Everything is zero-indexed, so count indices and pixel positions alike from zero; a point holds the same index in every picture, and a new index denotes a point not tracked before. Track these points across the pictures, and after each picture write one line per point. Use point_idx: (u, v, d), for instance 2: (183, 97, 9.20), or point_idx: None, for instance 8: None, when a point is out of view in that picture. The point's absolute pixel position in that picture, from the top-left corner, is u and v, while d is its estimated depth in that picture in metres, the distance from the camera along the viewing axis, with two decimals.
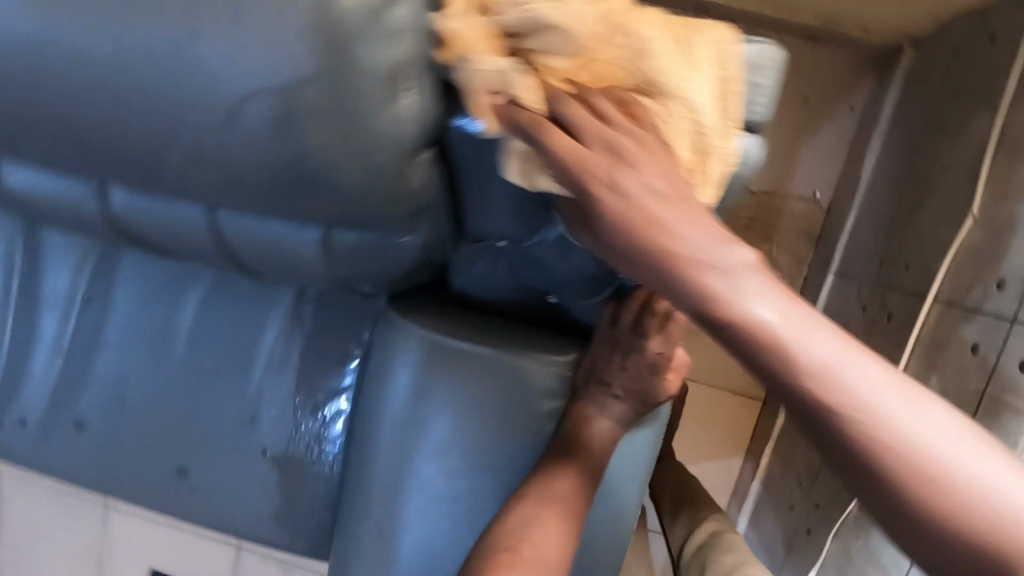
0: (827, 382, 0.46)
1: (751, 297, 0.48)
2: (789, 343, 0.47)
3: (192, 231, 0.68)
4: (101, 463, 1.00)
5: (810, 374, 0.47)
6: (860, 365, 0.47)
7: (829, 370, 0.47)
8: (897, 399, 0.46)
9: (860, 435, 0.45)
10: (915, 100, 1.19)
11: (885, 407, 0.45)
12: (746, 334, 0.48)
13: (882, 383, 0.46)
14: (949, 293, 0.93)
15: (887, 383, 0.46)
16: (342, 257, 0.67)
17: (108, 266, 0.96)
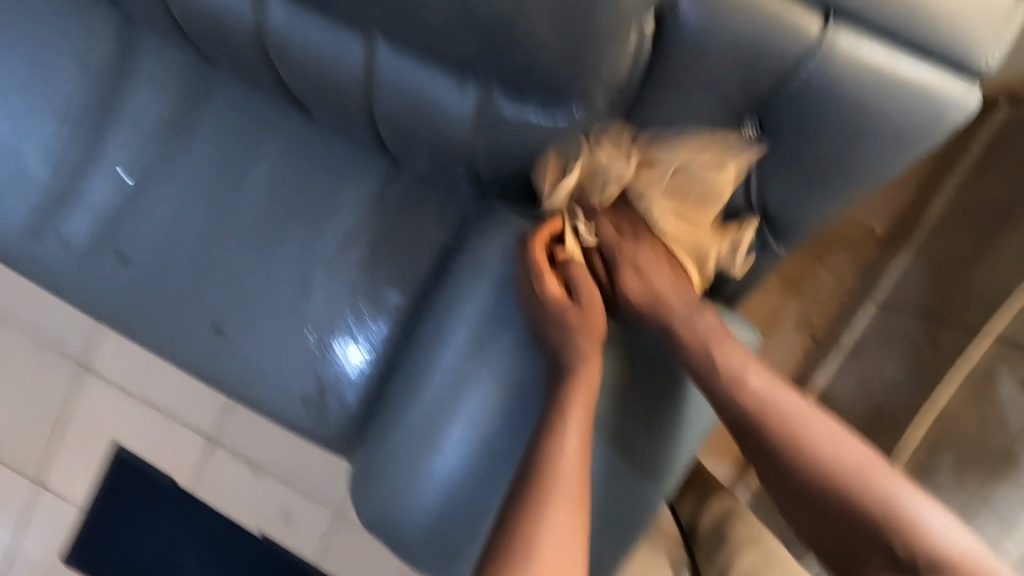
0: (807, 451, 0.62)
1: (752, 375, 0.66)
2: (780, 414, 0.64)
3: (338, 64, 0.65)
4: (136, 302, 0.95)
5: (811, 454, 0.62)
6: (851, 448, 0.62)
7: (830, 446, 0.62)
8: (923, 503, 0.59)
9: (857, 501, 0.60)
10: (1001, 150, 1.18)
11: (850, 469, 0.60)
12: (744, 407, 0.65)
13: (848, 452, 0.61)
14: (1009, 333, 0.95)
15: (852, 454, 0.61)
16: (489, 128, 0.64)
17: (202, 102, 0.94)
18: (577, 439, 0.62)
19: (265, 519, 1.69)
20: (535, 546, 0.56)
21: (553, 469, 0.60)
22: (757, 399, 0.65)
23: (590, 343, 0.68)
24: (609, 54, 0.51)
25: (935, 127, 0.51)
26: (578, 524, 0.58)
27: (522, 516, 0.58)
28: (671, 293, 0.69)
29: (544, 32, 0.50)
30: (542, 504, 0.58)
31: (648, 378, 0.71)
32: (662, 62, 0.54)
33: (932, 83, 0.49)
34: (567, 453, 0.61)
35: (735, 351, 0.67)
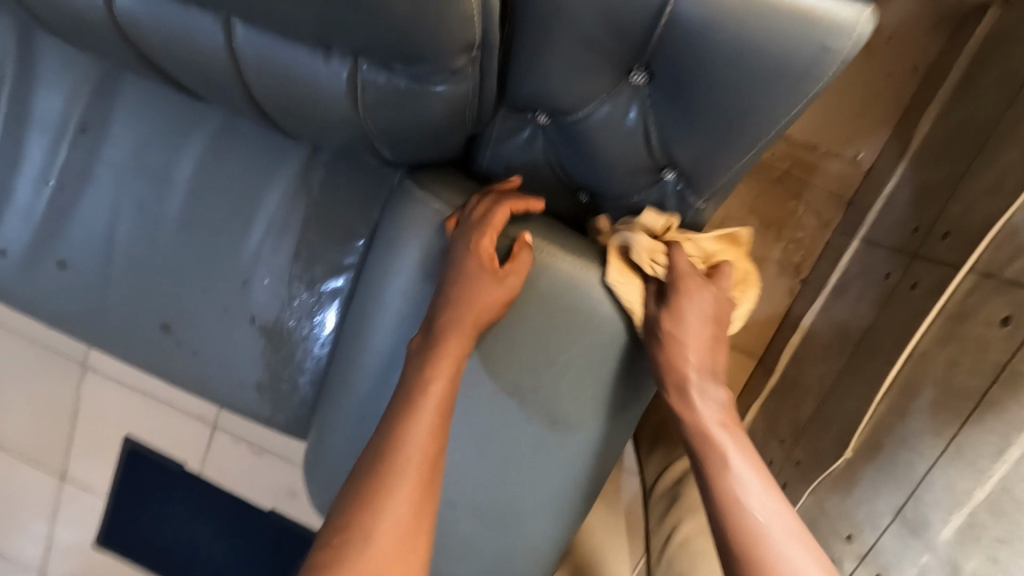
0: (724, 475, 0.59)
1: (703, 391, 0.64)
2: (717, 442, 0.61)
3: (202, 49, 0.61)
4: (80, 306, 0.95)
5: (749, 539, 0.55)
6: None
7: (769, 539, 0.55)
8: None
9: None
10: (990, 62, 1.07)
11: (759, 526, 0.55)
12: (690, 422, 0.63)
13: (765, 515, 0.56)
14: (985, 264, 0.88)
15: (768, 516, 0.56)
16: (365, 102, 0.60)
17: (111, 96, 0.90)
18: (423, 432, 0.59)
19: (271, 495, 1.75)
20: (370, 537, 0.54)
21: (398, 453, 0.58)
22: (749, 505, 0.57)
23: (464, 323, 0.65)
24: (452, 10, 0.46)
25: (820, 62, 0.45)
26: (417, 514, 0.56)
27: (362, 501, 0.56)
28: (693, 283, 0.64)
29: None
30: (382, 490, 0.56)
31: (560, 350, 0.69)
32: (527, 10, 0.49)
33: (806, 13, 0.43)
34: (416, 437, 0.59)
35: (716, 402, 0.64)
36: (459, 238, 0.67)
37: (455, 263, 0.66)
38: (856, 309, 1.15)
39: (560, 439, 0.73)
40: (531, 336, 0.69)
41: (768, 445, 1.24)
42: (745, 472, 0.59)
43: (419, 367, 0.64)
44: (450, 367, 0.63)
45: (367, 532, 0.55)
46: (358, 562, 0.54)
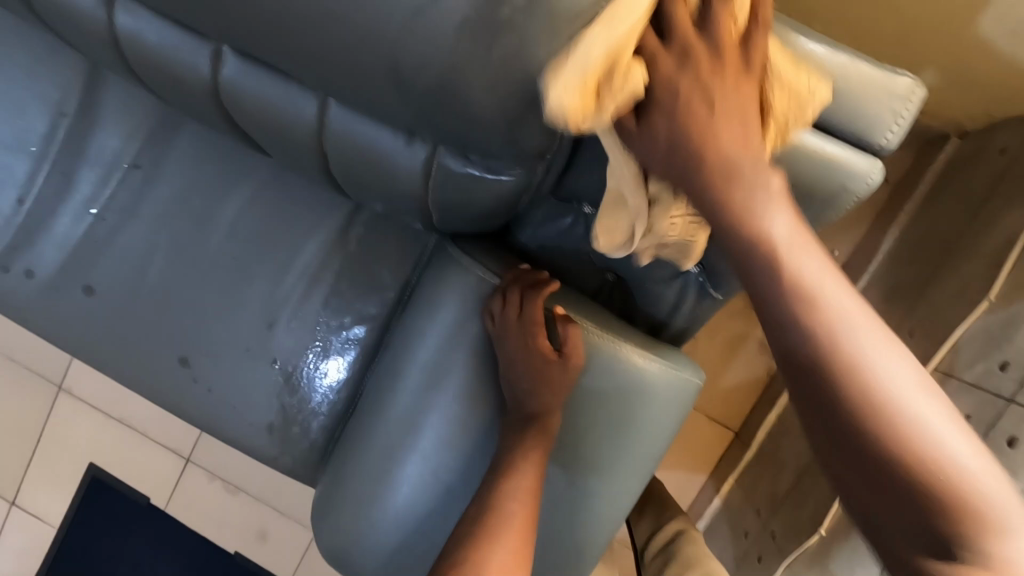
0: (832, 342, 0.38)
1: (780, 224, 0.41)
2: (822, 307, 0.39)
3: (292, 120, 0.68)
4: (101, 333, 0.96)
5: (885, 421, 0.37)
6: (923, 400, 0.38)
7: (901, 410, 0.37)
8: (987, 469, 0.37)
9: (919, 450, 0.36)
10: (952, 184, 1.22)
11: (884, 392, 0.37)
12: (782, 289, 0.40)
13: (880, 366, 0.38)
14: (948, 365, 0.99)
15: (884, 368, 0.38)
16: (436, 181, 0.67)
17: (167, 138, 0.95)
18: (522, 497, 0.67)
19: (237, 536, 1.69)
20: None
21: (499, 510, 0.65)
22: (825, 309, 0.39)
23: (551, 400, 0.72)
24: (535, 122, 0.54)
25: (840, 199, 0.54)
26: (517, 561, 0.62)
27: (471, 548, 0.62)
28: (727, 142, 0.43)
29: (472, 106, 0.53)
30: (490, 535, 0.63)
31: (591, 430, 0.75)
32: None
33: (832, 162, 0.52)
34: (515, 501, 0.66)
35: (801, 240, 0.41)
36: (508, 342, 0.73)
37: (525, 360, 0.72)
38: None
39: (577, 509, 0.76)
40: (601, 445, 0.75)
41: (746, 516, 1.31)
42: (800, 250, 0.41)
43: (508, 456, 0.70)
44: (541, 442, 0.71)
45: (480, 566, 0.60)
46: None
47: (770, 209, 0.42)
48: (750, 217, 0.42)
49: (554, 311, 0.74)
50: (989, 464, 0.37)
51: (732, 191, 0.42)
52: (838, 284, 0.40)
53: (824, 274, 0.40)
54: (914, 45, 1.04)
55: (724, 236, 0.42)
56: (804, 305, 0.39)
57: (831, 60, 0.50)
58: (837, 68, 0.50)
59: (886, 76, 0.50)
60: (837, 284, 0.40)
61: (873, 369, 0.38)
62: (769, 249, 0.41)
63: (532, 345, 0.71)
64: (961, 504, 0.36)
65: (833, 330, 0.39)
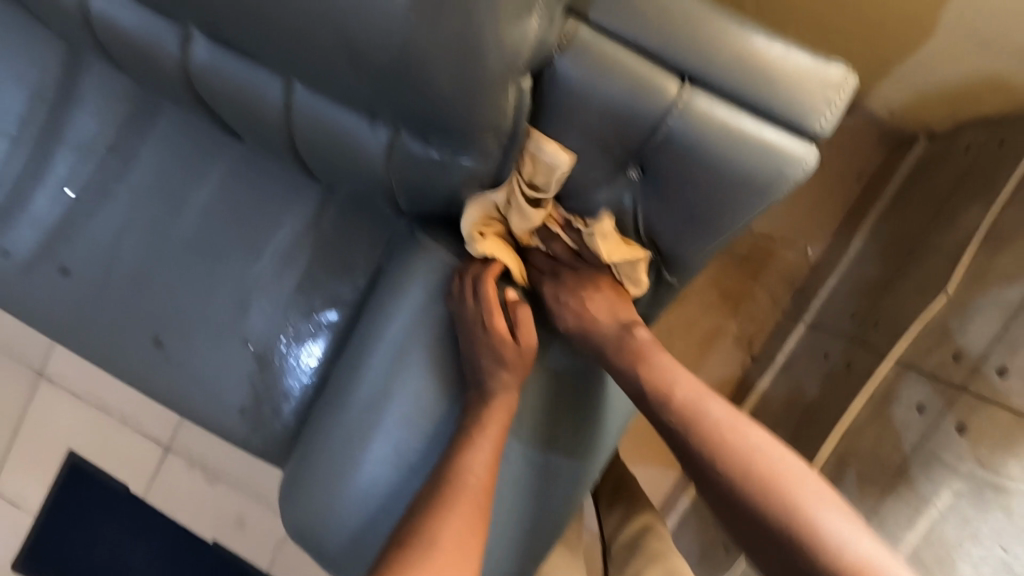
0: (734, 452, 0.65)
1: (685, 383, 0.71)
2: (713, 423, 0.68)
3: (261, 102, 0.70)
4: (76, 313, 0.98)
5: (773, 500, 0.62)
6: (788, 474, 0.63)
7: (785, 488, 0.62)
8: (843, 517, 0.59)
9: (815, 532, 0.59)
10: (919, 184, 1.25)
11: (776, 483, 0.62)
12: (695, 422, 0.68)
13: (771, 463, 0.64)
14: (907, 357, 1.01)
15: (774, 464, 0.64)
16: (399, 165, 0.69)
17: (144, 122, 0.97)
18: (484, 463, 0.70)
19: (215, 525, 1.70)
20: (435, 545, 0.63)
21: (457, 481, 0.68)
22: (713, 429, 0.67)
23: (513, 377, 0.75)
24: (487, 104, 0.56)
25: (778, 182, 0.56)
26: (469, 527, 0.66)
27: (427, 519, 0.65)
28: (598, 309, 0.76)
29: (425, 86, 0.55)
30: (447, 506, 0.66)
31: (552, 411, 0.80)
32: (546, 109, 0.59)
33: (767, 144, 0.54)
34: (473, 473, 0.69)
35: (701, 388, 0.71)
36: (467, 324, 0.75)
37: (485, 339, 0.74)
38: (799, 386, 1.27)
39: (534, 489, 0.78)
40: (562, 424, 0.80)
41: None
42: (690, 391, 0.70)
43: (468, 428, 0.72)
44: (501, 417, 0.73)
45: (433, 539, 0.63)
46: (421, 562, 0.61)
47: (670, 371, 0.72)
48: (662, 372, 0.72)
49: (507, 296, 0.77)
50: (863, 530, 0.59)
51: (645, 356, 0.74)
52: (727, 413, 0.68)
53: (719, 409, 0.69)
54: (879, 46, 1.07)
55: (652, 387, 0.72)
56: (711, 433, 0.67)
57: (766, 50, 0.53)
58: (771, 56, 0.53)
59: (818, 65, 0.53)
60: (727, 413, 0.68)
61: (764, 464, 0.64)
62: (680, 399, 0.70)
63: (491, 325, 0.73)
64: (839, 556, 0.57)
65: (733, 445, 0.65)
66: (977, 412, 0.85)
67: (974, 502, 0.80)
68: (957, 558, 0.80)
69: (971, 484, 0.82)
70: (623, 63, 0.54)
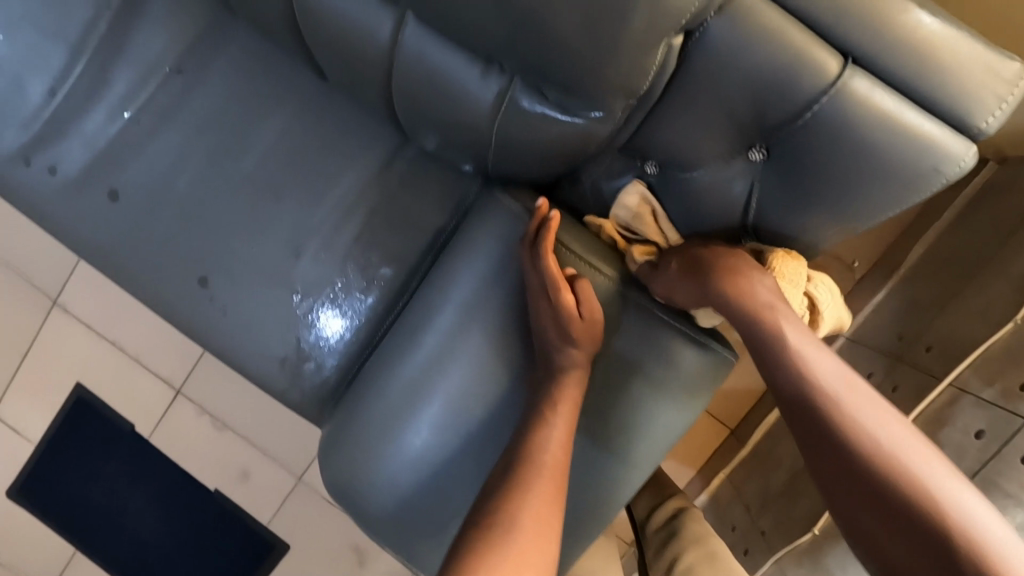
0: (836, 405, 0.56)
1: (797, 334, 0.61)
2: (814, 371, 0.59)
3: (365, 35, 0.65)
4: (124, 241, 0.94)
5: (883, 460, 0.53)
6: (906, 445, 0.54)
7: (896, 450, 0.53)
8: (990, 516, 0.50)
9: (926, 500, 0.51)
10: (986, 207, 1.21)
11: (886, 445, 0.54)
12: (794, 368, 0.59)
13: (878, 424, 0.55)
14: (965, 380, 0.99)
15: (882, 424, 0.55)
16: (505, 119, 0.65)
17: (213, 47, 0.92)
18: (561, 439, 0.67)
19: (219, 474, 1.68)
20: (517, 518, 0.59)
21: (533, 460, 0.64)
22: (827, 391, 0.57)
23: (584, 354, 0.71)
24: (631, 62, 0.52)
25: (929, 179, 0.52)
26: (548, 508, 0.61)
27: (504, 497, 0.61)
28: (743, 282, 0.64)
29: (568, 32, 0.51)
30: (525, 483, 0.62)
31: (618, 396, 0.74)
32: (684, 76, 0.55)
33: (926, 138, 0.51)
34: (547, 451, 0.65)
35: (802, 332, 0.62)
36: (533, 297, 0.73)
37: (549, 312, 0.71)
38: None
39: (595, 474, 0.75)
40: (628, 411, 0.74)
41: (735, 510, 1.32)
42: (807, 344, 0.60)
43: (539, 405, 0.69)
44: (573, 394, 0.70)
45: (513, 518, 0.59)
46: (506, 539, 0.57)
47: (793, 322, 0.62)
48: (772, 317, 0.62)
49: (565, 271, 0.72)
50: (987, 510, 0.50)
51: (764, 308, 0.62)
52: (833, 364, 0.59)
53: (829, 361, 0.59)
54: None
55: (751, 329, 0.62)
56: (813, 384, 0.58)
57: (943, 35, 0.49)
58: (947, 43, 0.49)
59: (995, 58, 0.49)
60: (833, 363, 0.59)
61: (870, 424, 0.55)
62: (786, 345, 0.60)
63: (556, 299, 0.69)
64: (974, 546, 0.48)
65: (842, 399, 0.57)
66: None
67: None
68: None
69: None
70: (785, 34, 0.50)
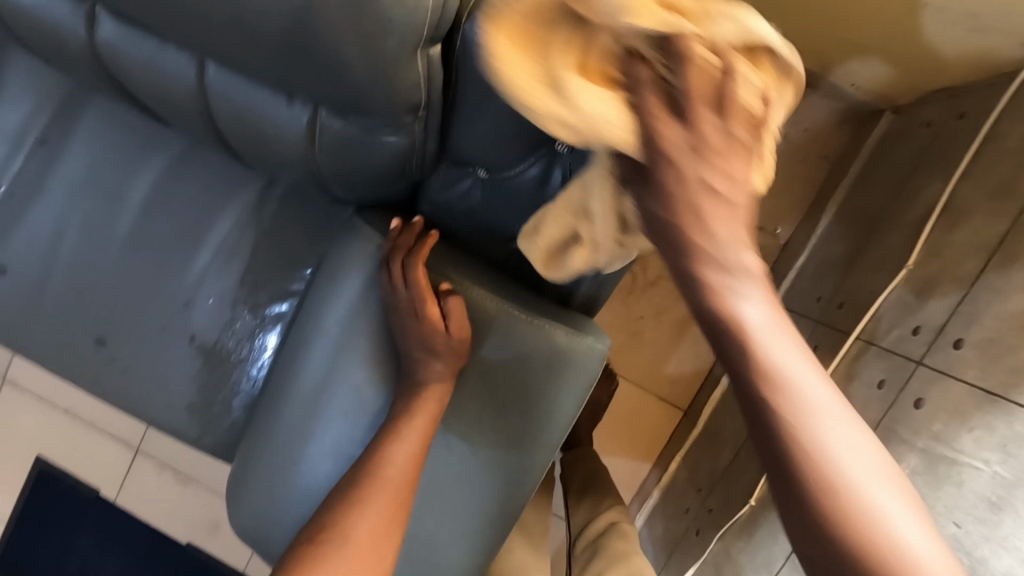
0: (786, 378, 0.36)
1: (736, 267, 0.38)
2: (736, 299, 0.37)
3: (175, 83, 0.67)
4: (14, 311, 0.94)
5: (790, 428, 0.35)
6: (838, 423, 0.36)
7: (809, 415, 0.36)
8: (872, 466, 0.35)
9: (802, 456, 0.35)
10: (887, 158, 1.22)
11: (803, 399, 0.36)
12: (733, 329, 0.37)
13: (816, 391, 0.36)
14: (868, 334, 1.00)
15: (820, 391, 0.36)
16: (322, 144, 0.66)
17: (77, 113, 0.94)
18: (408, 452, 0.67)
19: (189, 526, 1.62)
20: (348, 535, 0.61)
21: (377, 474, 0.65)
22: (769, 359, 0.36)
23: (447, 367, 0.71)
24: (397, 76, 0.53)
25: None
26: (388, 519, 0.64)
27: (342, 511, 0.63)
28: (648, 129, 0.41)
29: (324, 57, 0.52)
30: (361, 499, 0.64)
31: (489, 404, 0.74)
32: (462, 82, 0.57)
33: None
34: (393, 465, 0.66)
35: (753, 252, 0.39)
36: (399, 314, 0.72)
37: (416, 327, 0.70)
38: None
39: (478, 483, 0.75)
40: (501, 417, 0.74)
41: (687, 493, 1.31)
42: (768, 324, 0.37)
43: (395, 418, 0.69)
44: (431, 408, 0.70)
45: (346, 532, 0.62)
46: (331, 559, 0.60)
47: (707, 212, 0.39)
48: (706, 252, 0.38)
49: (440, 286, 0.72)
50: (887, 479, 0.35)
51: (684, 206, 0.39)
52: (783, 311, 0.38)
53: (781, 325, 0.37)
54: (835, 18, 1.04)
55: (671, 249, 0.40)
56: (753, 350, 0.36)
57: None
58: None
59: None
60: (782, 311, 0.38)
61: (811, 404, 0.36)
62: (725, 292, 0.38)
63: (422, 313, 0.70)
64: (833, 506, 0.34)
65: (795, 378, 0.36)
66: (933, 386, 0.83)
67: (927, 478, 0.78)
68: None
69: (924, 459, 0.79)
70: None
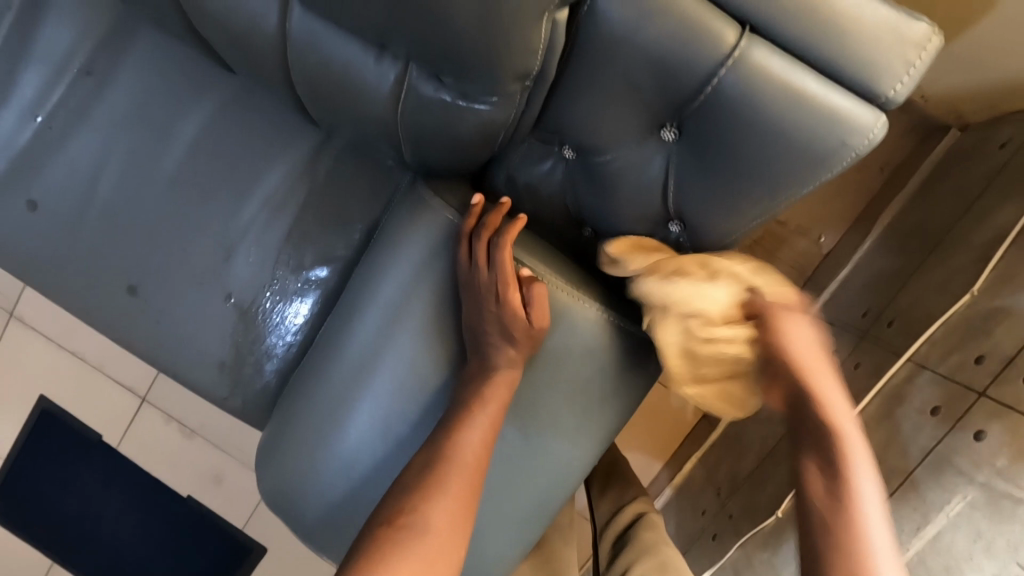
0: None
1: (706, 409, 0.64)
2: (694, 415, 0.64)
3: (254, 23, 0.62)
4: (44, 250, 0.90)
5: None
6: None
7: None
8: None
9: None
10: (952, 172, 1.16)
11: None
12: None
13: None
14: (922, 356, 0.97)
15: None
16: (407, 106, 0.62)
17: (125, 44, 0.88)
18: (480, 438, 0.64)
19: (192, 480, 1.59)
20: (429, 522, 0.57)
21: (451, 460, 0.62)
22: None
23: (520, 354, 0.68)
24: (516, 43, 0.49)
25: (845, 149, 0.50)
26: (462, 509, 0.60)
27: (418, 495, 0.59)
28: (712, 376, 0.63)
29: (440, 13, 0.48)
30: (438, 483, 0.60)
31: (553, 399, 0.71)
32: (580, 56, 0.52)
33: (832, 110, 0.48)
34: (468, 450, 0.63)
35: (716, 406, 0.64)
36: (476, 296, 0.68)
37: (495, 313, 0.67)
38: None
39: (527, 479, 0.72)
40: (559, 411, 0.71)
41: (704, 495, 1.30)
42: None
43: (463, 404, 0.66)
44: (501, 396, 0.67)
45: (424, 518, 0.57)
46: (413, 546, 0.55)
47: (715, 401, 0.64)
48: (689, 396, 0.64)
49: (521, 272, 0.68)
50: None
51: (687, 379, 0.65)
52: None
53: None
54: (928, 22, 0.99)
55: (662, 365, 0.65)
56: None
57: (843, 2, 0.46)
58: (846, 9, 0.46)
59: (897, 20, 0.47)
60: None
61: None
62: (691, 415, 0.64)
63: (504, 298, 0.66)
64: None
65: None
66: (998, 419, 0.81)
67: (988, 513, 0.77)
68: (964, 569, 0.77)
69: (985, 494, 0.78)
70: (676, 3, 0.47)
